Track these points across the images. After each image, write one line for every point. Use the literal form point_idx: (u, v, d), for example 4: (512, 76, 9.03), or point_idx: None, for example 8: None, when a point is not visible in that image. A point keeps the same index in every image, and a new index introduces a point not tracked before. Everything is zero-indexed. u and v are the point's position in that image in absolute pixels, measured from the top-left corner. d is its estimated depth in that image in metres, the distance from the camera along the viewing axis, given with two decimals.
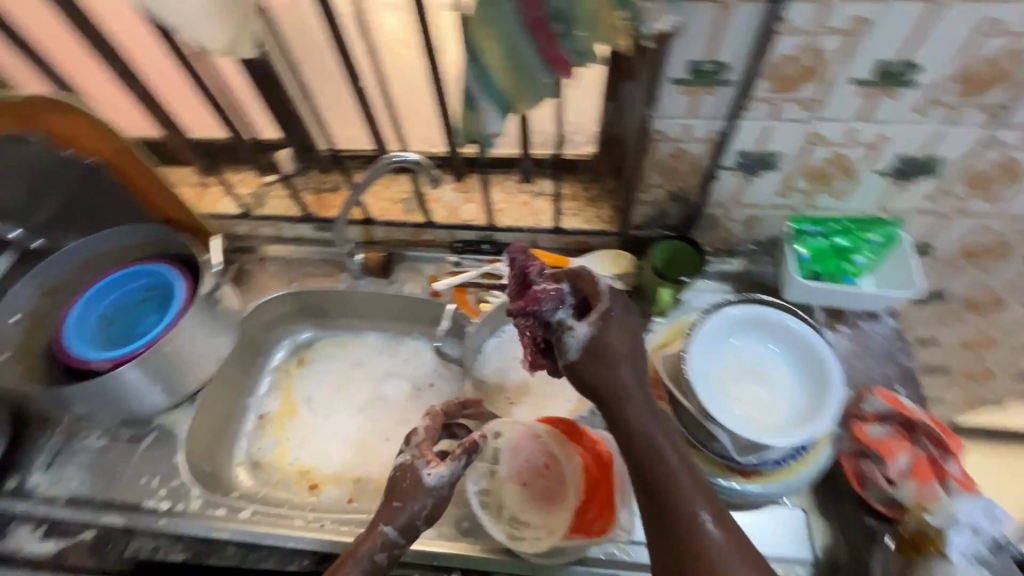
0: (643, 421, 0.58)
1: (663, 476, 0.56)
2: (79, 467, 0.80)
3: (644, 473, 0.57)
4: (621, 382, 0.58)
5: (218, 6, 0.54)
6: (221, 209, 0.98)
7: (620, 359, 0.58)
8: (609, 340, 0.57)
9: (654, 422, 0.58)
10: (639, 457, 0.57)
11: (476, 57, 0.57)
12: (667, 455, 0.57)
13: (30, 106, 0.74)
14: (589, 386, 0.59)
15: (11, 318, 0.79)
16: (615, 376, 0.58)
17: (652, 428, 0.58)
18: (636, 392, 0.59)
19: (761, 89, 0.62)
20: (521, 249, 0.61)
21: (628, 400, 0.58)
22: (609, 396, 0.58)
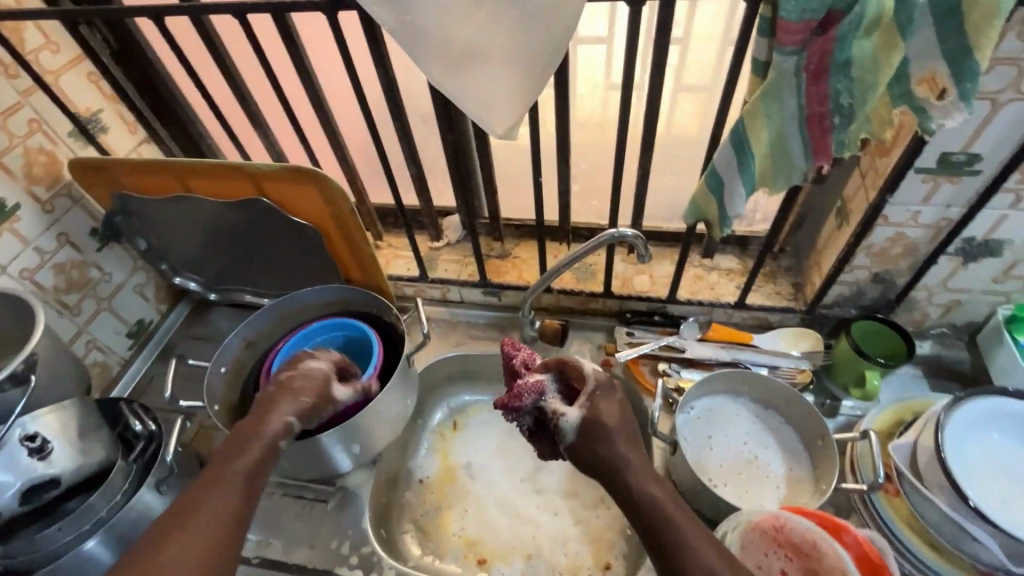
0: (646, 488, 0.56)
1: (679, 550, 0.51)
2: (263, 524, 0.81)
3: (665, 554, 0.52)
4: (622, 458, 0.57)
5: (515, 99, 0.58)
6: (394, 270, 1.02)
7: (613, 437, 0.58)
8: (599, 414, 0.59)
9: (665, 495, 0.55)
10: (662, 536, 0.53)
11: (743, 144, 0.60)
12: (687, 533, 0.52)
13: (264, 174, 0.82)
14: (595, 469, 0.59)
15: (220, 369, 0.83)
16: (612, 454, 0.58)
17: (659, 496, 0.55)
18: (637, 464, 0.57)
19: (1011, 180, 0.63)
20: (512, 345, 0.68)
21: (632, 474, 0.57)
22: (607, 471, 0.57)
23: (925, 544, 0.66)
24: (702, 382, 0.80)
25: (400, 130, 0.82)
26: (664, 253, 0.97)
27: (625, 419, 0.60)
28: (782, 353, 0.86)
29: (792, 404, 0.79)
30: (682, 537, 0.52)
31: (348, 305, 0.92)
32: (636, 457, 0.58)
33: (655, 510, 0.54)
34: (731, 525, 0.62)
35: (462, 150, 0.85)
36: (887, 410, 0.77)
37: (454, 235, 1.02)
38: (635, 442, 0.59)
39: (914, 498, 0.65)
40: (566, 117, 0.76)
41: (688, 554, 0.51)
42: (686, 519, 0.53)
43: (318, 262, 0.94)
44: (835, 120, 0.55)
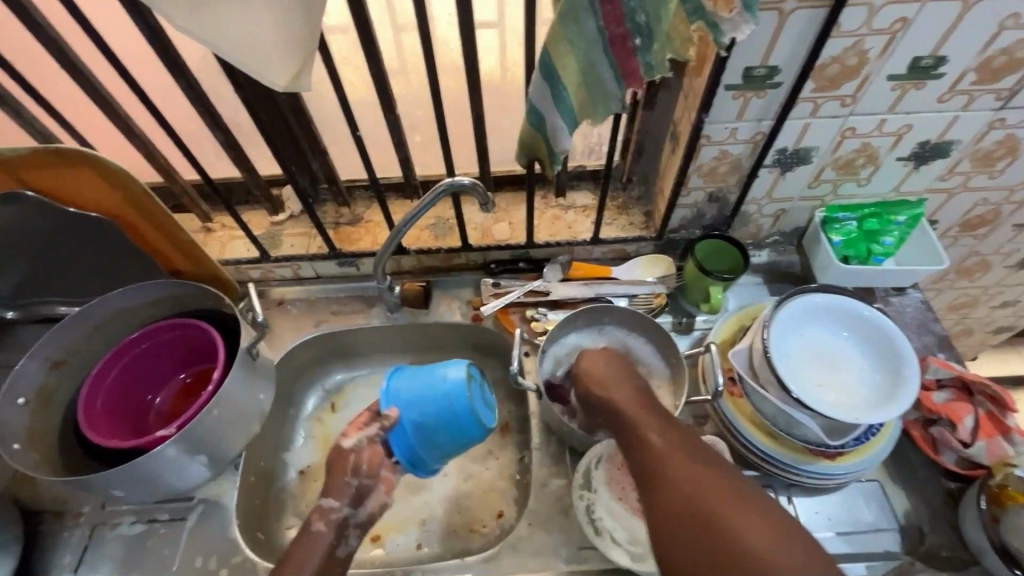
0: (636, 410, 0.62)
1: (660, 471, 0.54)
2: (112, 559, 0.72)
3: (649, 482, 0.55)
4: (614, 398, 0.64)
5: (287, 40, 0.50)
6: (231, 253, 0.91)
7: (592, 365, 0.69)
8: (584, 357, 0.71)
9: (653, 426, 0.59)
10: (654, 458, 0.56)
11: (553, 75, 0.57)
12: (669, 461, 0.55)
13: (20, 162, 0.68)
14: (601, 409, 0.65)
15: (17, 401, 0.69)
16: (614, 397, 0.64)
17: (648, 433, 0.59)
18: (632, 402, 0.63)
19: (807, 89, 0.67)
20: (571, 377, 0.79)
21: (632, 415, 0.61)
22: (586, 382, 0.68)
23: (764, 435, 0.72)
24: (562, 323, 0.81)
25: (190, 92, 0.70)
26: (519, 198, 0.94)
27: (613, 365, 0.69)
28: (639, 281, 0.88)
29: (651, 328, 0.81)
30: (663, 468, 0.55)
31: (179, 304, 0.79)
32: (624, 391, 0.65)
33: (649, 450, 0.57)
34: (591, 461, 0.72)
35: (274, 110, 0.75)
36: (730, 319, 0.83)
37: (296, 206, 0.93)
38: (627, 373, 0.68)
39: (753, 396, 0.71)
40: (379, 61, 0.68)
41: (666, 480, 0.54)
42: (670, 454, 0.55)
43: (128, 257, 0.80)
44: (636, 41, 0.54)
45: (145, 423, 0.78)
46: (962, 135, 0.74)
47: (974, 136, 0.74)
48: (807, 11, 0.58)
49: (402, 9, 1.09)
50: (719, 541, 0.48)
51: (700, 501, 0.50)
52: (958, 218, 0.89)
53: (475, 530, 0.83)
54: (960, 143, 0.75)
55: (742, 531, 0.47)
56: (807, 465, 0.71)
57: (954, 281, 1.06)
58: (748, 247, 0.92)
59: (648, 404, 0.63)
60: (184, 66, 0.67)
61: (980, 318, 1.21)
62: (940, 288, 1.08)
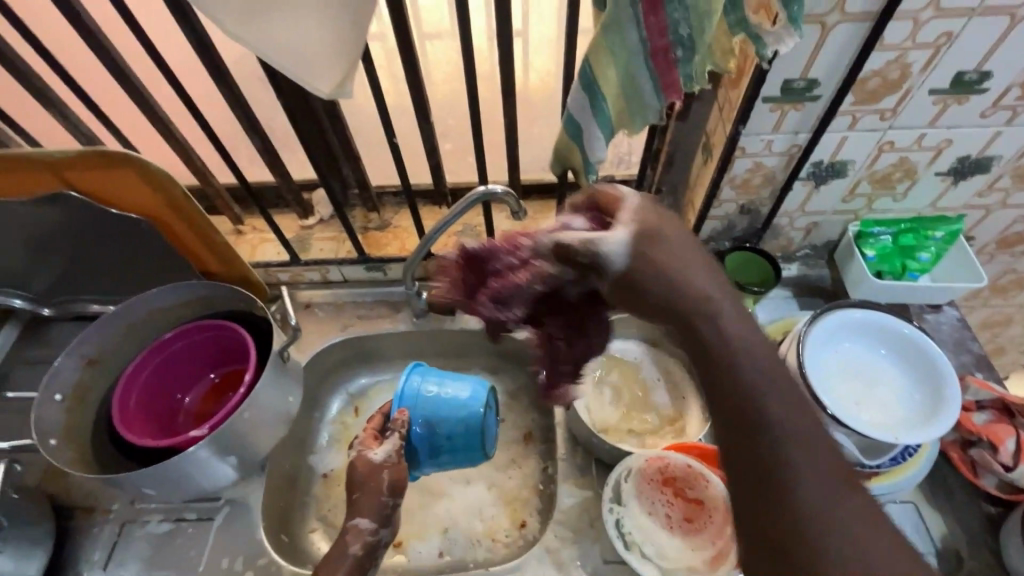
0: (737, 328, 0.43)
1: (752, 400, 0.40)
2: (140, 557, 0.73)
3: (718, 378, 0.42)
4: (674, 278, 0.45)
5: (333, 49, 0.50)
6: (261, 256, 0.92)
7: (647, 263, 0.46)
8: (656, 237, 0.46)
9: (746, 338, 0.42)
10: (725, 362, 0.42)
11: (592, 86, 0.57)
12: (752, 383, 0.41)
13: (67, 163, 0.69)
14: (638, 295, 0.46)
15: (55, 397, 0.71)
16: (691, 290, 0.44)
17: (727, 345, 0.42)
18: (721, 301, 0.44)
19: (846, 103, 0.66)
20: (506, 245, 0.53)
21: (716, 304, 0.44)
22: (627, 278, 0.46)
23: None
24: None
25: (230, 97, 0.72)
26: (547, 206, 0.95)
27: (683, 243, 0.47)
28: None
29: None
30: (751, 393, 0.40)
31: (212, 306, 0.80)
32: (702, 270, 0.46)
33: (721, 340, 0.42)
34: (622, 473, 0.69)
35: (309, 116, 0.76)
36: None
37: (325, 211, 0.94)
38: (713, 263, 0.47)
39: None
40: (415, 69, 0.69)
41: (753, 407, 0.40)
42: (789, 408, 0.40)
43: (163, 258, 0.82)
44: (677, 53, 0.53)
45: (175, 422, 0.79)
46: (1005, 150, 0.73)
47: (1017, 151, 0.73)
48: (851, 25, 0.58)
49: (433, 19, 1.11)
50: (770, 483, 0.38)
51: (791, 447, 0.39)
52: (996, 234, 0.88)
53: (497, 539, 0.82)
54: (1002, 158, 0.74)
55: (814, 505, 0.37)
56: None
57: (989, 298, 1.03)
58: (778, 260, 0.91)
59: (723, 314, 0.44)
60: (226, 72, 0.69)
61: (1015, 337, 1.18)
62: (975, 306, 1.06)
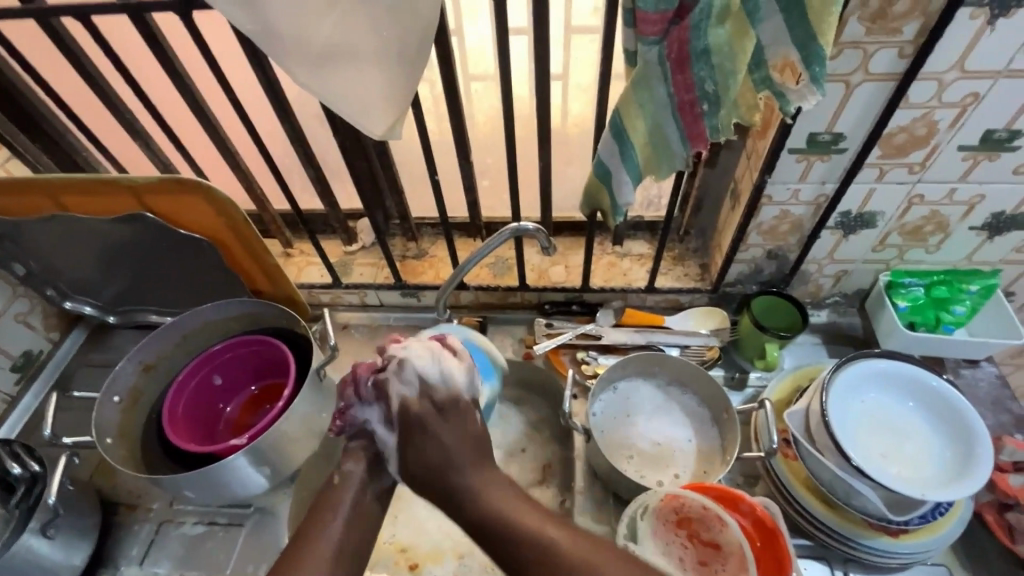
0: (472, 469, 0.59)
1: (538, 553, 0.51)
2: (174, 557, 0.77)
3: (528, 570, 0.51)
4: (451, 463, 0.60)
5: (387, 96, 0.56)
6: (306, 277, 0.99)
7: (432, 433, 0.61)
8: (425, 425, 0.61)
9: (513, 506, 0.56)
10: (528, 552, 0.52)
11: (622, 134, 0.62)
12: (546, 533, 0.52)
13: (144, 188, 0.77)
14: (443, 484, 0.59)
15: (114, 398, 0.77)
16: (457, 481, 0.58)
17: (493, 502, 0.56)
18: (479, 476, 0.59)
19: (873, 156, 0.68)
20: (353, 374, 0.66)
21: (491, 508, 0.56)
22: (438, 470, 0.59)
23: (821, 503, 0.70)
24: (613, 368, 0.82)
25: (291, 133, 0.79)
26: (577, 243, 0.98)
27: (467, 432, 0.62)
28: (692, 332, 0.88)
29: (704, 381, 0.81)
30: (523, 531, 0.53)
31: (258, 321, 0.86)
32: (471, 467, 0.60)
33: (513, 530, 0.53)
34: (635, 509, 0.64)
35: (360, 151, 0.83)
36: (786, 378, 0.81)
37: (368, 238, 1.00)
38: (476, 445, 0.62)
39: (808, 461, 0.69)
40: (459, 113, 0.75)
41: (545, 558, 0.50)
42: (513, 513, 0.55)
43: (219, 274, 0.89)
44: (704, 107, 0.56)
45: (216, 429, 0.84)
46: None
47: None
48: (874, 84, 0.60)
49: (478, 63, 1.19)
50: None
51: (573, 554, 0.50)
52: None
53: None
54: None
55: None
56: (866, 540, 0.68)
57: None
58: (808, 306, 0.91)
59: (485, 471, 0.60)
60: (290, 111, 0.76)
61: None
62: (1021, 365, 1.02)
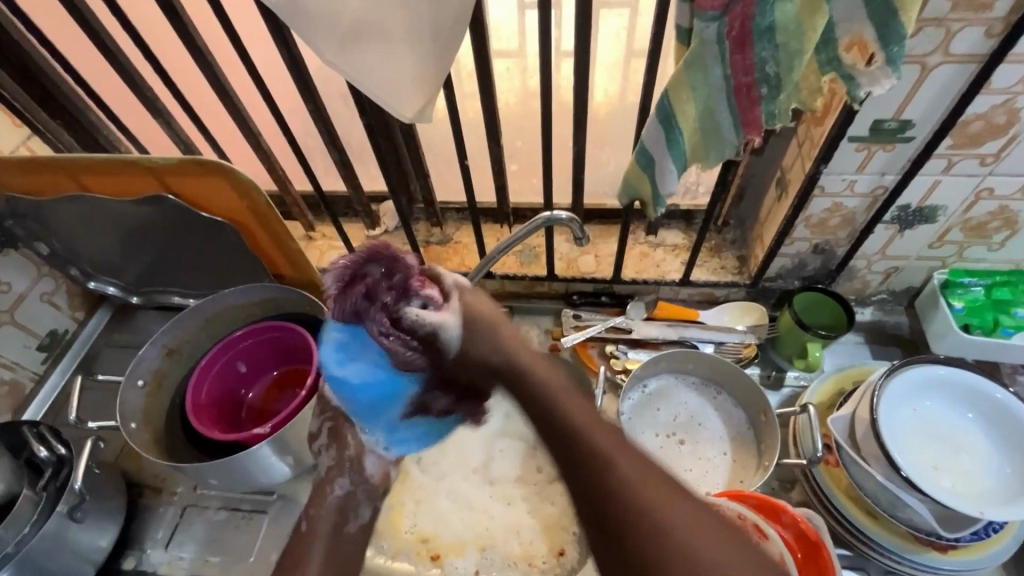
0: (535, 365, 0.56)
1: (601, 457, 0.47)
2: (198, 541, 0.77)
3: (580, 473, 0.48)
4: (523, 369, 0.56)
5: (417, 75, 0.52)
6: (328, 262, 0.96)
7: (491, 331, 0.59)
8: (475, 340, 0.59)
9: (589, 421, 0.51)
10: (586, 457, 0.48)
11: (669, 119, 0.57)
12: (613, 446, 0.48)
13: (164, 168, 0.74)
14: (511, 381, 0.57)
15: (138, 382, 0.76)
16: (520, 366, 0.57)
17: (569, 410, 0.52)
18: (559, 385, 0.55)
19: (942, 146, 0.62)
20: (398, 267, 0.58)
21: (562, 404, 0.52)
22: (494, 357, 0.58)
23: (864, 513, 0.66)
24: (644, 364, 0.79)
25: (315, 113, 0.76)
26: (609, 231, 0.94)
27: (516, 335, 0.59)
28: (728, 328, 0.85)
29: (739, 380, 0.77)
30: (589, 437, 0.49)
31: (280, 307, 0.85)
32: (559, 386, 0.55)
33: (574, 442, 0.49)
34: None
35: (385, 134, 0.79)
36: (829, 380, 0.77)
37: (391, 222, 0.97)
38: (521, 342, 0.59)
39: (851, 468, 0.65)
40: (491, 95, 0.71)
41: (605, 466, 0.47)
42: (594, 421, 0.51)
43: (241, 257, 0.87)
44: (761, 91, 0.52)
45: (239, 416, 0.83)
46: None
47: None
48: (954, 67, 0.55)
49: (506, 39, 1.13)
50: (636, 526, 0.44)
51: (634, 476, 0.45)
52: None
53: (534, 564, 0.81)
54: None
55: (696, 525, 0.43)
56: (910, 554, 0.64)
57: None
58: (851, 303, 0.86)
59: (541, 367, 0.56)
60: (314, 89, 0.73)
61: None
62: None
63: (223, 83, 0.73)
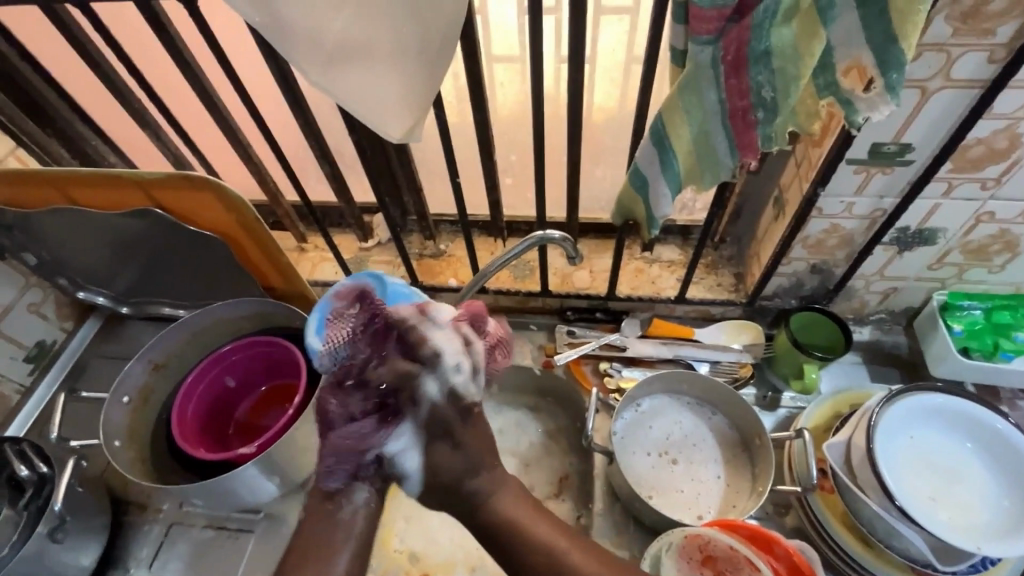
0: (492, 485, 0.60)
1: (553, 558, 0.56)
2: (182, 561, 0.76)
3: (537, 575, 0.57)
4: (476, 494, 0.60)
5: (405, 95, 0.51)
6: (320, 274, 0.95)
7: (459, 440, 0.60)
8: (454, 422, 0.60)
9: (534, 520, 0.59)
10: (540, 563, 0.57)
11: (663, 142, 0.56)
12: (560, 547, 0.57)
13: (150, 182, 0.73)
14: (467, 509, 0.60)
15: (122, 399, 0.75)
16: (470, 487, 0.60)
17: (514, 520, 0.59)
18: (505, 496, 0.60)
19: (942, 169, 0.61)
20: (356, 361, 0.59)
21: (506, 518, 0.59)
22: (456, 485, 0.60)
23: (858, 542, 0.65)
24: (637, 385, 0.77)
25: (305, 127, 0.74)
26: (603, 246, 0.93)
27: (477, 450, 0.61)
28: (723, 347, 0.83)
29: (733, 402, 0.76)
30: (538, 538, 0.58)
31: (269, 321, 0.83)
32: (508, 497, 0.61)
33: (525, 543, 0.58)
34: (663, 543, 0.61)
35: (376, 147, 0.78)
36: (825, 403, 0.76)
37: (384, 234, 0.96)
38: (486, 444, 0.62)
39: (847, 495, 0.64)
40: (484, 111, 0.69)
41: (557, 565, 0.56)
42: (535, 529, 0.58)
43: (231, 269, 0.86)
44: (758, 115, 0.51)
45: (226, 431, 0.82)
46: None
47: None
48: (955, 91, 0.53)
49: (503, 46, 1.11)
50: None
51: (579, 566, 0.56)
52: None
53: None
54: None
55: None
56: None
57: None
58: (849, 322, 0.85)
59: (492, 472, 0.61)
60: (304, 103, 0.71)
61: None
62: None
63: (211, 96, 0.71)
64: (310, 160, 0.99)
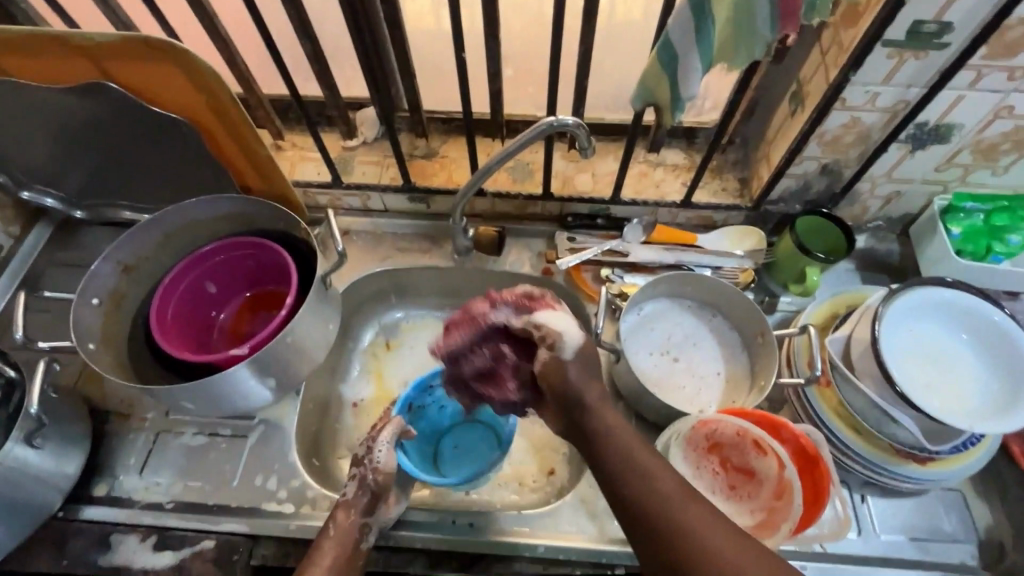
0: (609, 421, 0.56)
1: (662, 496, 0.49)
2: (175, 466, 0.73)
3: (636, 509, 0.50)
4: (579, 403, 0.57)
5: None
6: (301, 174, 0.87)
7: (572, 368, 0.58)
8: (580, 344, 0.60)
9: (652, 461, 0.52)
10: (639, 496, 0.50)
11: (701, 6, 0.51)
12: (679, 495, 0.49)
13: (99, 48, 0.62)
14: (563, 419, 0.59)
15: (92, 300, 0.68)
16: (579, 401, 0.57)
17: (627, 446, 0.54)
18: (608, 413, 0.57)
19: (977, 56, 0.59)
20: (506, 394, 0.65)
21: (618, 439, 0.55)
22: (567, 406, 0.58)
23: (850, 429, 0.68)
24: (642, 288, 0.76)
25: None
26: (606, 149, 0.88)
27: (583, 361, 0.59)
28: (725, 254, 0.82)
29: (736, 303, 0.76)
30: (652, 477, 0.51)
31: (250, 222, 0.76)
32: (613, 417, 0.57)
33: (640, 478, 0.51)
34: (670, 435, 0.62)
35: (367, 21, 0.69)
36: (823, 304, 0.77)
37: (370, 132, 0.88)
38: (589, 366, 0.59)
39: (844, 387, 0.66)
40: None
41: (664, 503, 0.49)
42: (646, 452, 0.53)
43: (201, 164, 0.77)
44: None
45: (209, 338, 0.77)
46: None
47: None
48: None
49: None
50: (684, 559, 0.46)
51: (692, 515, 0.47)
52: None
53: (524, 483, 0.79)
54: None
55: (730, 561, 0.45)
56: (892, 466, 0.66)
57: None
58: None
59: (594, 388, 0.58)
60: None
61: None
62: None
63: None
64: (282, 45, 0.88)
